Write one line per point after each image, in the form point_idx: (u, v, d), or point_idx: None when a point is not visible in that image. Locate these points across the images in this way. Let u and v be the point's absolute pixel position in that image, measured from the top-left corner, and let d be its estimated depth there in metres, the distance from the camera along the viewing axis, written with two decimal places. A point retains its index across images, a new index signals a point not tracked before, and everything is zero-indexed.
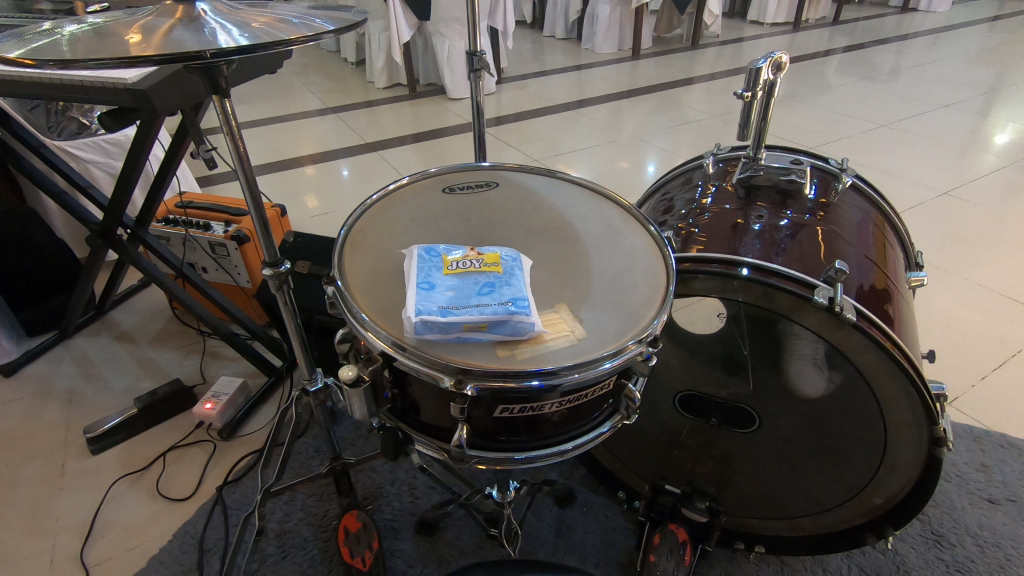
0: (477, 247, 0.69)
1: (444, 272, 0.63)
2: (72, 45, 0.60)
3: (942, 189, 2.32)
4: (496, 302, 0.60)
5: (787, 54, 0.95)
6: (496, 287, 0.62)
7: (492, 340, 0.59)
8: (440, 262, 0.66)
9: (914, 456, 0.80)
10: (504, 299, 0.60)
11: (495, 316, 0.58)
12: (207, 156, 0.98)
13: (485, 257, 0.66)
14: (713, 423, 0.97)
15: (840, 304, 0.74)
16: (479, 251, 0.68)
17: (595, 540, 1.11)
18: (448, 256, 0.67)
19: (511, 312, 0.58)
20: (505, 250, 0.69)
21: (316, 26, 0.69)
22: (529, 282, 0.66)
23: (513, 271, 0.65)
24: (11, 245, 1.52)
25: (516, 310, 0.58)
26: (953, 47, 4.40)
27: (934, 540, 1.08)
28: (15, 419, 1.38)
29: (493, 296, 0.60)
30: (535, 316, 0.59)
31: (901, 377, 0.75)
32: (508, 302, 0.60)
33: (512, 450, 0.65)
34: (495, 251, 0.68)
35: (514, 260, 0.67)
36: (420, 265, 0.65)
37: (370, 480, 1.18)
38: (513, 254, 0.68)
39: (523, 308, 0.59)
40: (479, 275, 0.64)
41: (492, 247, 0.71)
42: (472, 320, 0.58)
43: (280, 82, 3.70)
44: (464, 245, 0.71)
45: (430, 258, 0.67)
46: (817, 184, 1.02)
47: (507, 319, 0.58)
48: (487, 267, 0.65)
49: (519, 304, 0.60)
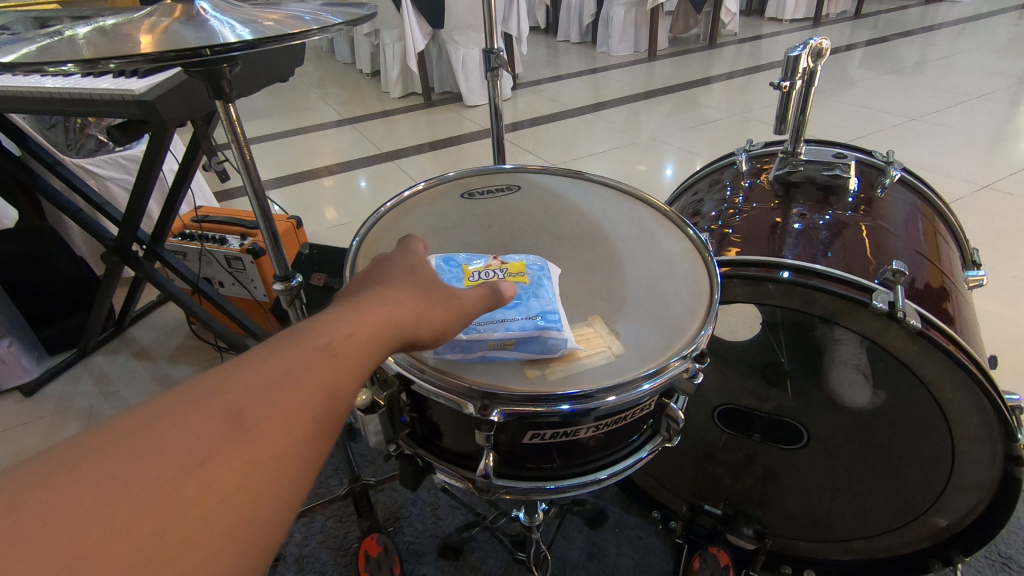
0: (500, 256, 0.64)
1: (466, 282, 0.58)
2: (69, 49, 0.57)
3: (980, 182, 2.21)
4: (524, 314, 0.54)
5: (828, 40, 0.89)
6: (524, 299, 0.57)
7: (519, 359, 0.54)
8: (460, 272, 0.61)
9: (987, 474, 0.72)
10: (532, 313, 0.55)
11: (523, 331, 0.53)
12: (219, 167, 0.95)
13: (510, 266, 0.61)
14: (755, 439, 0.91)
15: (902, 309, 0.67)
16: (502, 260, 0.63)
17: (629, 563, 1.04)
18: (469, 266, 0.62)
19: (541, 326, 0.53)
20: (531, 257, 0.65)
21: (322, 20, 0.66)
22: (560, 292, 0.61)
23: (541, 281, 0.60)
24: (28, 264, 1.51)
25: (547, 325, 0.53)
26: (981, 37, 4.26)
27: (1002, 562, 0.99)
28: (34, 439, 1.37)
29: (521, 309, 0.55)
30: (567, 332, 0.54)
31: (972, 388, 0.67)
32: (537, 315, 0.55)
33: (543, 479, 0.59)
34: (519, 259, 0.63)
35: (541, 269, 0.62)
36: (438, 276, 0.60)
37: (392, 500, 1.13)
38: (539, 262, 0.63)
39: (553, 321, 0.54)
40: (503, 285, 0.59)
41: (516, 254, 0.66)
42: (497, 336, 0.53)
43: (297, 96, 3.72)
44: (486, 254, 0.66)
45: (449, 266, 0.61)
46: (860, 178, 0.95)
47: (536, 335, 0.53)
48: (513, 277, 0.60)
49: (549, 318, 0.54)
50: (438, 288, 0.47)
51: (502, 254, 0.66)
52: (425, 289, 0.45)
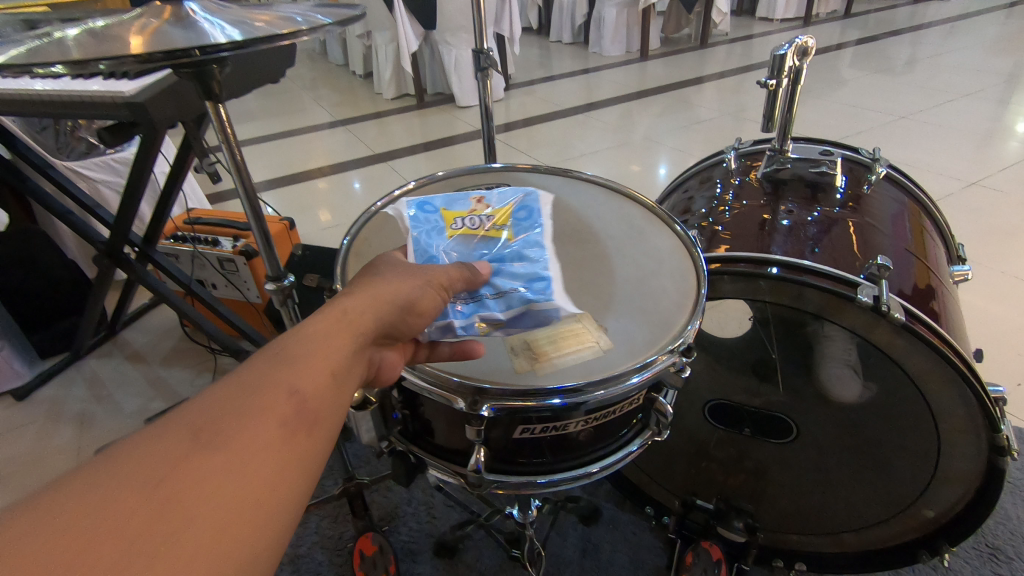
0: (487, 201, 0.64)
1: (449, 233, 0.59)
2: (56, 50, 0.58)
3: (968, 179, 2.23)
4: (510, 286, 0.52)
5: (814, 38, 0.90)
6: (508, 264, 0.55)
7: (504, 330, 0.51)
8: (446, 220, 0.61)
9: (971, 464, 0.73)
10: (521, 284, 0.52)
11: (512, 309, 0.51)
12: (211, 169, 0.95)
13: (495, 217, 0.61)
14: (745, 433, 0.92)
15: (886, 303, 0.68)
16: (490, 208, 0.63)
17: (622, 559, 1.05)
18: (457, 214, 0.62)
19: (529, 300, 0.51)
20: (526, 199, 0.64)
21: (312, 21, 0.67)
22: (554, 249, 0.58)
23: (526, 238, 0.58)
24: (19, 267, 1.51)
25: (534, 298, 0.51)
26: (969, 35, 4.29)
27: (990, 553, 1.00)
28: (25, 444, 1.36)
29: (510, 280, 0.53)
30: (558, 299, 0.51)
31: (956, 381, 0.68)
32: (526, 285, 0.52)
33: (533, 474, 0.60)
34: (502, 207, 0.63)
35: (526, 221, 0.60)
36: (423, 223, 0.60)
37: (386, 499, 1.14)
38: (527, 208, 0.62)
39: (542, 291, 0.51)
40: (484, 241, 0.58)
41: (505, 193, 0.65)
42: (488, 317, 0.51)
43: (289, 98, 3.72)
44: (472, 197, 0.66)
45: (425, 220, 0.60)
46: (847, 175, 0.97)
47: (524, 311, 0.51)
48: (497, 231, 0.59)
49: (537, 288, 0.52)
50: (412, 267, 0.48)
51: (489, 195, 0.66)
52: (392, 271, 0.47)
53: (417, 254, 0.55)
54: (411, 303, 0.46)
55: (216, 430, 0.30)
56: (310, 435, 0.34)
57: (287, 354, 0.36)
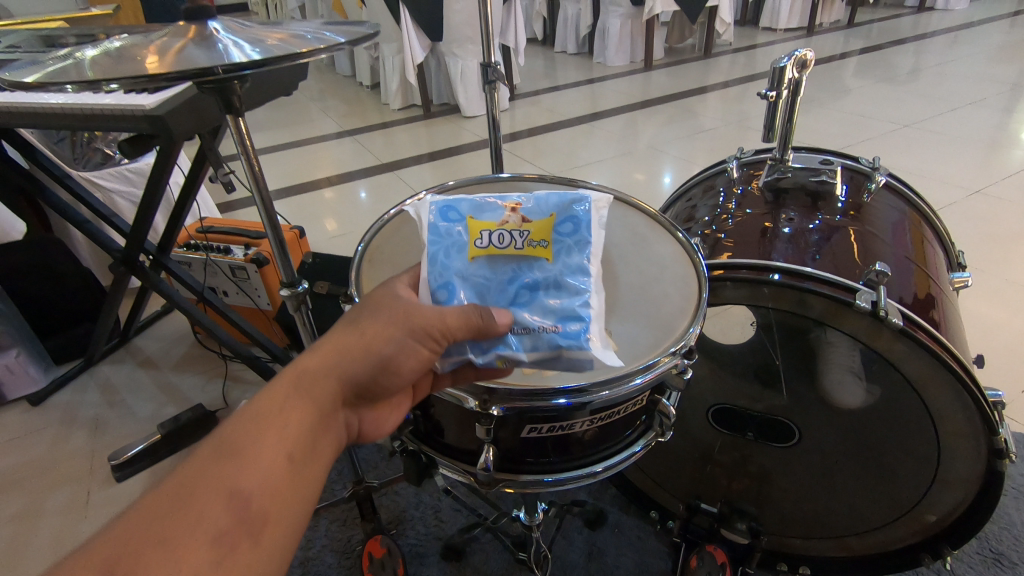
0: (522, 208, 0.60)
1: (474, 254, 0.56)
2: (86, 68, 0.61)
3: (972, 187, 2.24)
4: (539, 323, 0.51)
5: (812, 51, 0.92)
6: (542, 294, 0.53)
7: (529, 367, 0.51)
8: (473, 235, 0.57)
9: (971, 468, 0.74)
10: (551, 323, 0.51)
11: (538, 351, 0.50)
12: (226, 179, 0.98)
13: (531, 232, 0.57)
14: (749, 438, 0.93)
15: (884, 309, 0.69)
16: (525, 217, 0.58)
17: (628, 562, 1.06)
18: (487, 226, 0.58)
19: (558, 344, 0.50)
20: (570, 209, 0.59)
21: (328, 39, 0.69)
22: (597, 275, 0.56)
23: (563, 261, 0.55)
24: (36, 275, 1.54)
25: (565, 343, 0.50)
26: (973, 44, 4.31)
27: (994, 558, 1.00)
28: (41, 448, 1.38)
29: (541, 314, 0.52)
30: (590, 345, 0.51)
31: (955, 385, 0.70)
32: (558, 324, 0.51)
33: (540, 472, 0.62)
34: (542, 218, 0.58)
35: (565, 239, 0.57)
36: (447, 242, 0.57)
37: (394, 503, 1.16)
38: (567, 221, 0.58)
39: (574, 337, 0.50)
40: (514, 261, 0.56)
41: (548, 198, 0.60)
42: (511, 356, 0.50)
43: (298, 108, 3.77)
44: (505, 201, 0.61)
45: (450, 233, 0.58)
46: (847, 184, 0.98)
47: (552, 353, 0.50)
48: (532, 249, 0.56)
49: (569, 330, 0.51)
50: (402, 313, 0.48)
51: (529, 199, 0.61)
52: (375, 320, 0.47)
53: (433, 278, 0.54)
54: (389, 360, 0.47)
55: (171, 520, 0.35)
56: (264, 513, 0.38)
57: (247, 433, 0.40)
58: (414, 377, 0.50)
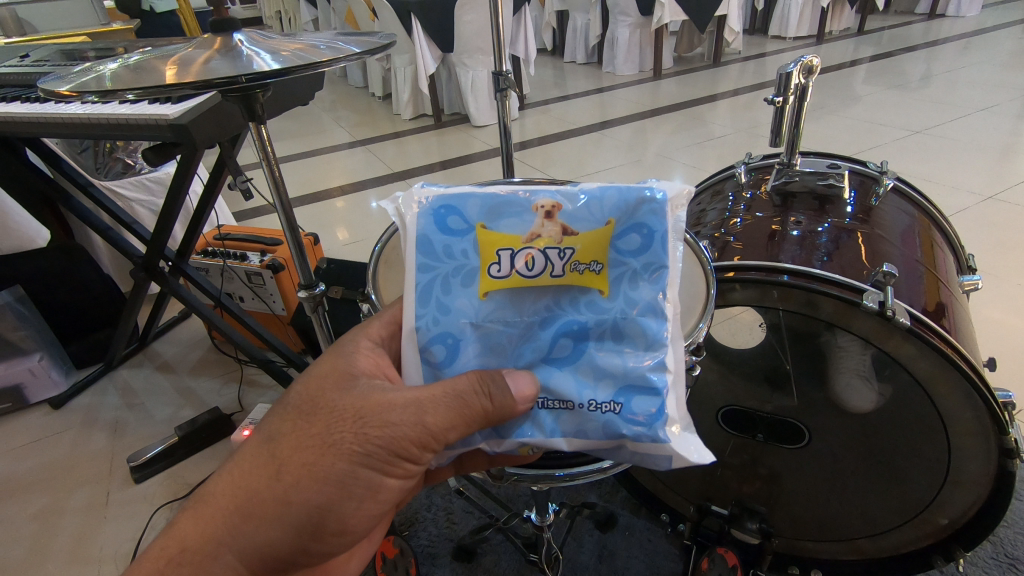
0: (563, 213, 0.52)
1: (484, 295, 0.51)
2: (117, 79, 0.64)
3: (984, 193, 2.23)
4: (596, 397, 0.49)
5: (818, 57, 0.93)
6: (592, 348, 0.51)
7: (571, 447, 0.50)
8: (485, 263, 0.51)
9: (983, 468, 0.74)
10: (609, 400, 0.49)
11: (586, 437, 0.50)
12: (245, 186, 1.01)
13: (580, 256, 0.51)
14: (759, 439, 0.93)
15: (891, 308, 0.70)
16: (570, 231, 0.51)
17: (638, 564, 1.07)
18: (513, 247, 0.51)
19: (619, 433, 0.49)
20: (635, 213, 0.51)
21: (346, 50, 0.72)
22: (671, 315, 0.51)
23: (624, 296, 0.51)
24: (59, 281, 1.58)
25: (626, 432, 0.49)
26: (986, 51, 4.29)
27: (1010, 564, 1.00)
28: (62, 450, 1.42)
29: (594, 382, 0.50)
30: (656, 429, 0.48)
31: (964, 386, 0.70)
32: (619, 398, 0.49)
33: (551, 467, 0.63)
34: (594, 228, 0.51)
35: (628, 262, 0.51)
36: (453, 274, 0.51)
37: (407, 504, 1.17)
38: (622, 241, 0.52)
39: (642, 424, 0.48)
40: (550, 293, 0.52)
41: (606, 193, 0.52)
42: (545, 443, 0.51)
43: (311, 119, 3.84)
44: (535, 198, 0.53)
45: (452, 252, 0.52)
46: (856, 189, 1.00)
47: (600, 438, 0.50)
48: (575, 275, 0.51)
49: (631, 409, 0.49)
50: (344, 436, 0.50)
51: (572, 196, 0.52)
52: (302, 441, 0.50)
53: (426, 330, 0.50)
54: (331, 498, 0.51)
55: None
56: None
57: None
58: (366, 504, 0.53)
